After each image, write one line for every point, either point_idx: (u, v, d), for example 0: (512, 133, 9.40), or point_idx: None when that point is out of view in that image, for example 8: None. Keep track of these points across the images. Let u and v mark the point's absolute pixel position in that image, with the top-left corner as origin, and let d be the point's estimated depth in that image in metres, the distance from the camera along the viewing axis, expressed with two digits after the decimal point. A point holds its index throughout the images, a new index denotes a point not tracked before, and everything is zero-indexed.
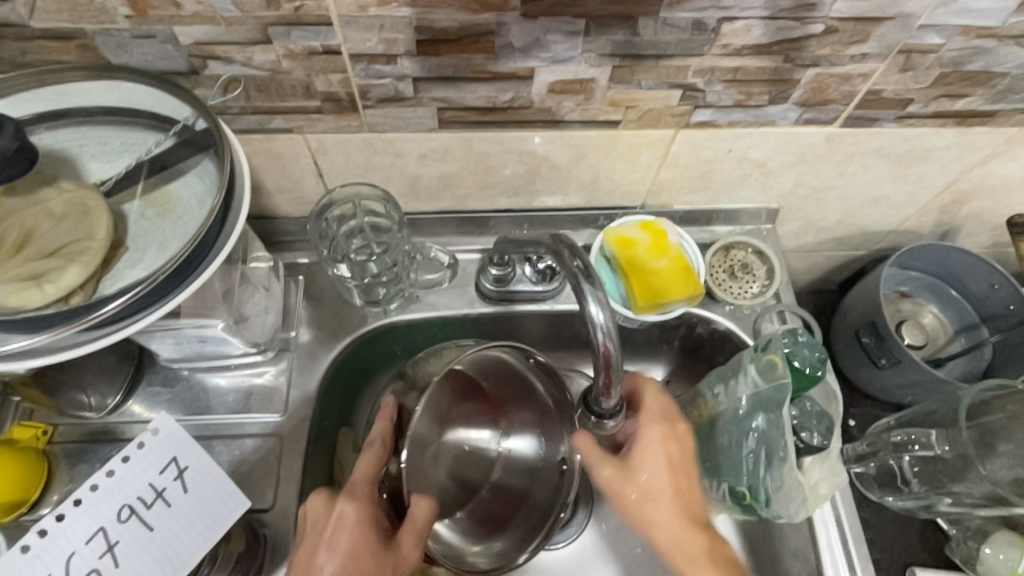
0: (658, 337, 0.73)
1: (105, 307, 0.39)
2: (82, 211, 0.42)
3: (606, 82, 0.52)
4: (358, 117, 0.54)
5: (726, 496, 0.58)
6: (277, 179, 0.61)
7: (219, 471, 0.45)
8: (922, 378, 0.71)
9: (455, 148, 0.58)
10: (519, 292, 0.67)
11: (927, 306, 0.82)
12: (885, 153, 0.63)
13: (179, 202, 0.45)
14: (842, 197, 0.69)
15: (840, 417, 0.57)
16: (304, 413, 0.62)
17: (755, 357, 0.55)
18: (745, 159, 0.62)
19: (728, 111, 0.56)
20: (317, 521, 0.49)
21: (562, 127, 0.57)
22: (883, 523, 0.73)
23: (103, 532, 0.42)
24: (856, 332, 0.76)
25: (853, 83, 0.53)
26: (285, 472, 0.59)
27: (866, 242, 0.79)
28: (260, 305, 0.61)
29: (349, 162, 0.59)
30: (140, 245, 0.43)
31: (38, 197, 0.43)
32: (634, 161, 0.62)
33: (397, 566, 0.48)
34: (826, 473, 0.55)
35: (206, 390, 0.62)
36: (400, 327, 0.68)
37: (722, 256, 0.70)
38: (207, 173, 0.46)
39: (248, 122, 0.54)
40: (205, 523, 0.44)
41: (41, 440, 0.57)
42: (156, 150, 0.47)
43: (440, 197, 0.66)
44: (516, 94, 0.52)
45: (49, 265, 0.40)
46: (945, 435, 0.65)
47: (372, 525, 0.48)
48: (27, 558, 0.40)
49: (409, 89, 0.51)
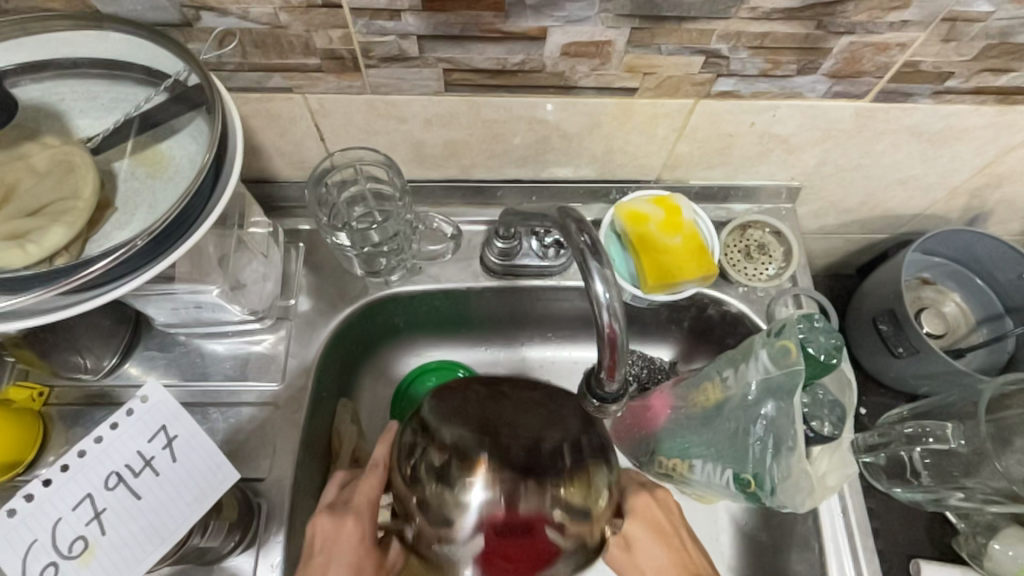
0: (667, 317, 0.70)
1: (90, 268, 0.37)
2: (67, 168, 0.40)
3: (624, 45, 0.48)
4: (360, 77, 0.51)
5: (729, 483, 0.56)
6: (277, 142, 0.59)
7: (210, 441, 0.44)
8: (939, 369, 0.68)
9: (461, 114, 0.56)
10: (525, 267, 0.65)
11: (950, 294, 0.79)
12: (917, 132, 0.59)
13: (170, 162, 0.43)
14: (868, 177, 0.66)
15: (854, 407, 0.55)
16: (302, 383, 0.61)
17: (768, 343, 0.53)
18: (767, 133, 0.59)
19: (753, 81, 0.52)
20: (325, 545, 0.48)
21: (576, 94, 0.54)
22: (890, 514, 0.72)
23: (90, 499, 0.40)
24: (874, 319, 0.73)
25: (890, 54, 0.50)
26: (280, 442, 0.58)
27: (889, 225, 0.76)
28: (258, 272, 0.60)
29: (350, 125, 0.57)
30: (129, 206, 0.41)
31: (22, 152, 0.41)
32: (651, 132, 0.59)
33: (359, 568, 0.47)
34: (836, 464, 0.53)
35: (203, 356, 0.61)
36: (402, 299, 0.67)
37: (738, 235, 0.67)
38: (199, 132, 0.44)
39: (245, 79, 0.51)
40: (194, 492, 0.43)
41: (36, 402, 0.57)
42: (147, 105, 0.45)
43: (445, 165, 0.63)
44: (527, 56, 0.49)
45: (32, 224, 0.38)
46: (962, 429, 0.63)
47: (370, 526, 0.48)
48: (14, 522, 0.38)
49: (414, 48, 0.48)
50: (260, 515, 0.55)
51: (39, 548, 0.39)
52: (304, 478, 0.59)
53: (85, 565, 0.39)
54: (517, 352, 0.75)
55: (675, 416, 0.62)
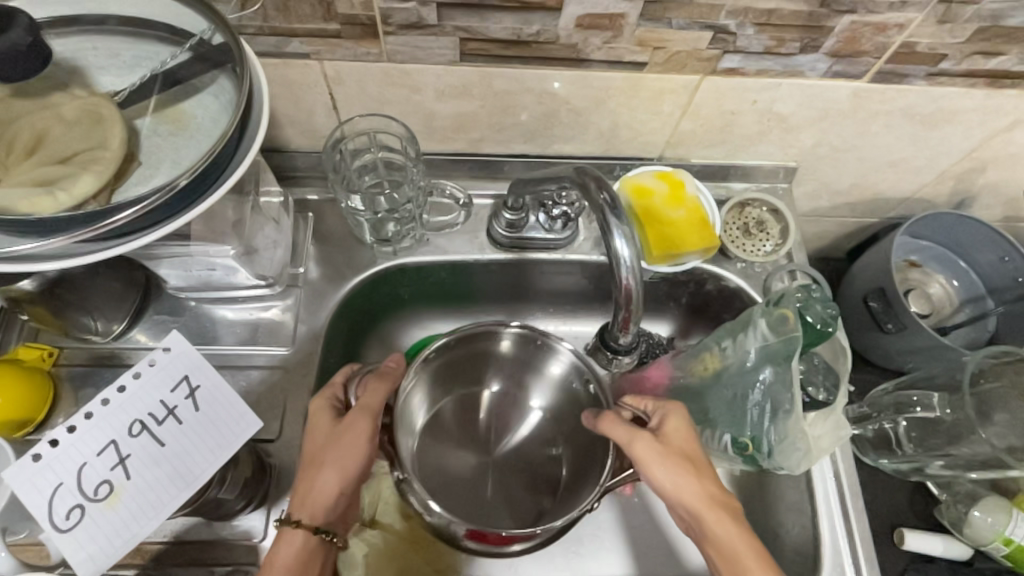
0: (666, 292, 0.72)
1: (117, 216, 0.38)
2: (95, 119, 0.41)
3: (637, 18, 0.50)
4: (378, 44, 0.52)
5: (728, 447, 0.58)
6: (290, 110, 0.60)
7: (232, 392, 0.44)
8: (926, 343, 0.71)
9: (474, 84, 0.57)
10: (532, 240, 0.66)
11: (935, 276, 0.82)
12: (910, 114, 0.62)
13: (192, 120, 0.44)
14: (861, 159, 0.69)
15: (848, 373, 0.56)
16: (311, 348, 0.62)
17: (766, 312, 0.56)
18: (768, 112, 0.61)
19: (758, 59, 0.55)
20: (329, 431, 0.51)
21: (587, 67, 0.55)
22: (876, 485, 0.74)
23: (114, 445, 0.41)
24: (864, 297, 0.75)
25: (888, 34, 0.52)
26: (290, 405, 0.59)
27: (880, 209, 0.79)
28: (270, 238, 0.61)
29: (364, 93, 0.58)
30: (152, 160, 0.42)
31: (50, 100, 0.41)
32: (657, 108, 0.60)
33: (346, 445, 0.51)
34: (830, 427, 0.54)
35: (213, 321, 0.62)
36: (409, 270, 0.68)
37: (736, 213, 0.69)
38: (223, 91, 0.44)
39: (264, 44, 0.52)
40: (217, 440, 0.43)
41: (46, 362, 0.57)
42: (171, 63, 0.45)
43: (455, 138, 0.65)
44: (542, 27, 0.51)
45: (60, 171, 0.38)
46: (948, 398, 0.65)
47: (368, 414, 0.52)
48: (40, 466, 0.39)
49: (433, 16, 0.49)
50: (271, 474, 0.56)
51: (65, 491, 0.40)
52: None
53: (111, 508, 0.40)
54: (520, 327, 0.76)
55: (675, 386, 0.64)
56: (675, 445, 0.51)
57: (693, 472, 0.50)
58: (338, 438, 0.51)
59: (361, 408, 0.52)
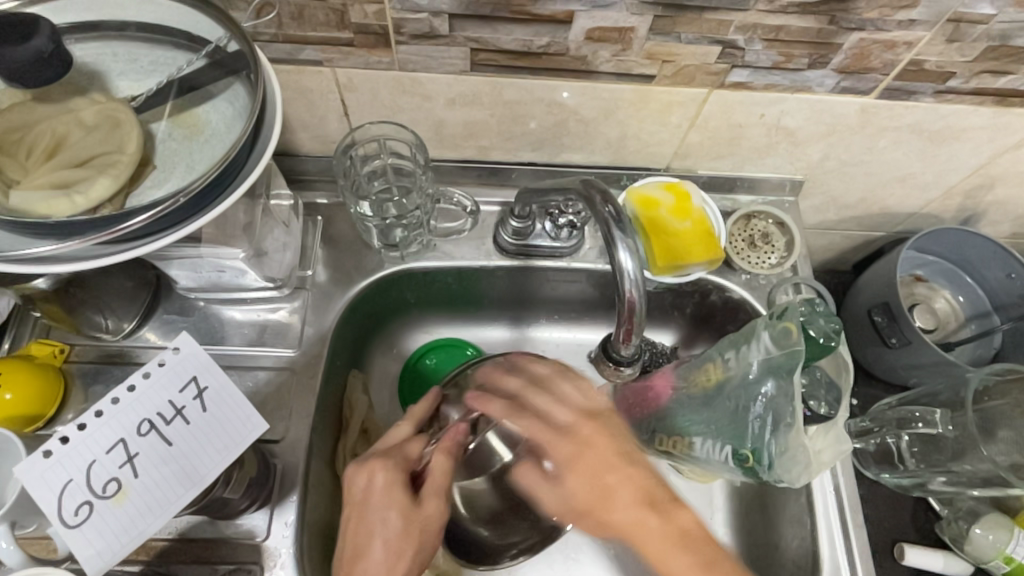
0: (670, 302, 0.73)
1: (132, 219, 0.38)
2: (113, 124, 0.42)
3: (646, 32, 0.51)
4: (390, 53, 0.53)
5: (728, 459, 0.58)
6: (302, 116, 0.61)
7: (239, 393, 0.45)
8: (930, 359, 0.71)
9: (484, 93, 0.58)
10: (538, 248, 0.67)
11: (941, 291, 0.82)
12: (918, 130, 0.62)
13: (206, 125, 0.44)
14: (868, 173, 0.69)
15: (850, 388, 0.57)
16: (317, 350, 0.62)
17: (770, 324, 0.56)
18: (776, 125, 0.61)
19: (766, 73, 0.55)
20: (384, 496, 0.49)
21: (596, 79, 0.56)
22: (877, 500, 0.74)
23: (123, 444, 0.42)
24: (869, 311, 0.75)
25: (896, 52, 0.52)
26: (296, 406, 0.60)
27: (886, 223, 0.79)
28: (280, 241, 0.61)
29: (375, 101, 0.58)
30: (167, 165, 0.42)
31: (70, 105, 0.42)
32: (665, 120, 0.61)
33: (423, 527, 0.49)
34: (831, 442, 0.55)
35: (221, 322, 0.63)
36: (416, 275, 0.68)
37: (742, 225, 0.69)
38: (237, 97, 0.45)
39: (278, 51, 0.53)
40: (224, 442, 0.44)
41: (57, 358, 0.58)
42: (187, 70, 0.46)
43: (464, 145, 0.65)
44: (552, 39, 0.51)
45: (78, 174, 0.39)
46: (950, 415, 0.65)
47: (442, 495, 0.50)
48: (51, 463, 0.40)
49: (445, 27, 0.50)
50: (275, 475, 0.56)
51: (74, 488, 0.40)
52: (317, 442, 0.61)
53: (119, 505, 0.41)
54: (525, 333, 0.77)
55: (677, 395, 0.64)
56: (569, 475, 0.48)
57: (575, 482, 0.47)
58: (405, 521, 0.49)
59: (434, 489, 0.50)
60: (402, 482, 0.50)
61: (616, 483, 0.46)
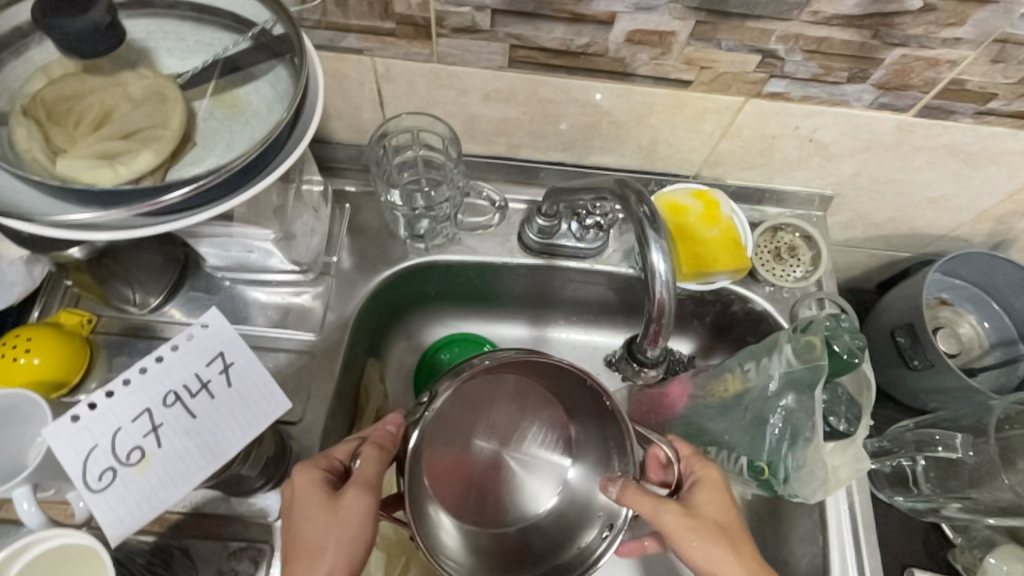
0: (691, 311, 0.72)
1: (170, 193, 0.39)
2: (159, 99, 0.42)
3: (687, 37, 0.51)
4: (430, 45, 0.53)
5: (743, 470, 0.59)
6: (338, 104, 0.62)
7: (264, 371, 0.45)
8: (953, 384, 0.70)
9: (520, 90, 0.58)
10: (562, 247, 0.67)
11: (966, 316, 0.80)
12: (954, 151, 0.61)
13: (247, 107, 0.45)
14: (900, 193, 0.68)
15: (871, 405, 0.55)
16: (339, 336, 0.63)
17: (793, 337, 0.55)
18: (809, 138, 0.61)
19: (804, 85, 0.55)
20: (303, 498, 0.46)
21: (632, 81, 0.56)
22: (890, 523, 0.73)
23: (148, 413, 0.42)
24: (892, 331, 0.75)
25: (938, 70, 0.52)
26: (315, 390, 0.60)
27: (914, 244, 0.78)
28: (308, 226, 0.62)
29: (411, 92, 0.59)
30: (207, 143, 0.43)
31: (119, 78, 0.42)
32: (698, 127, 0.61)
33: (348, 524, 0.45)
34: (849, 459, 0.53)
35: (246, 302, 0.64)
36: (439, 268, 0.69)
37: (768, 237, 0.69)
38: (280, 81, 0.46)
39: (320, 37, 0.53)
40: (247, 418, 0.44)
41: (85, 328, 0.59)
42: (232, 50, 0.46)
43: (495, 142, 0.66)
44: (592, 39, 0.51)
45: (122, 146, 0.40)
46: (972, 441, 0.64)
47: (369, 489, 0.46)
48: (78, 427, 0.41)
49: (487, 22, 0.50)
50: (291, 456, 0.57)
51: (99, 453, 0.41)
52: (333, 428, 0.61)
53: (141, 473, 0.42)
54: (543, 333, 0.77)
55: (694, 405, 0.64)
56: (693, 539, 0.47)
57: (709, 538, 0.47)
58: (331, 519, 0.45)
59: (356, 483, 0.46)
60: (321, 480, 0.47)
61: (735, 530, 0.48)
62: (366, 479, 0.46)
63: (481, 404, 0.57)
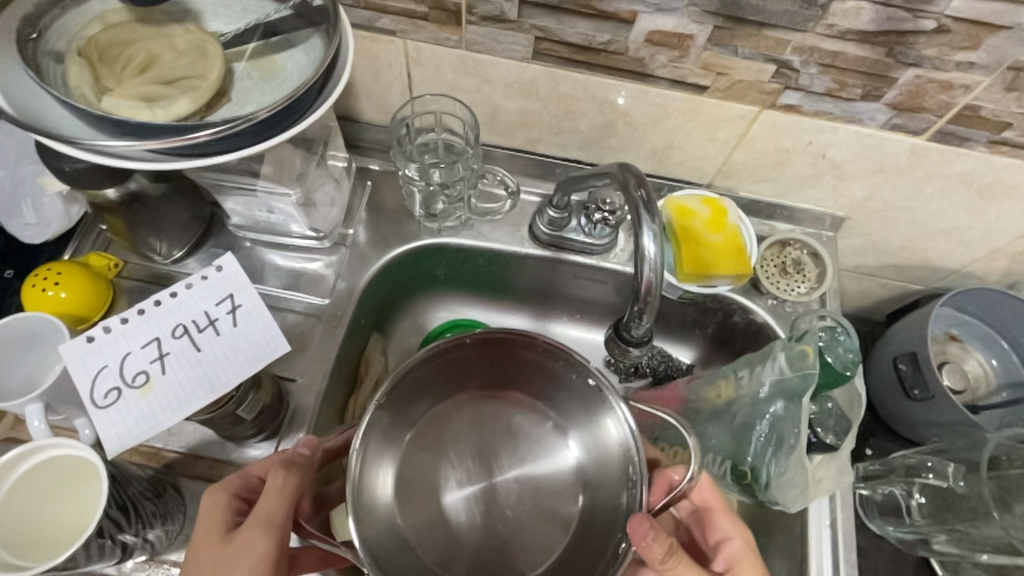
0: (693, 319, 0.73)
1: (196, 134, 0.42)
2: (201, 53, 0.46)
3: (705, 42, 0.53)
4: (459, 31, 0.56)
5: (726, 473, 0.60)
6: (369, 83, 0.65)
7: (268, 316, 0.48)
8: (952, 417, 0.69)
9: (541, 83, 0.60)
10: (570, 240, 0.68)
11: (974, 353, 0.79)
12: (968, 181, 0.62)
13: (282, 70, 0.48)
14: (911, 220, 0.68)
15: (859, 421, 0.56)
16: (346, 303, 0.65)
17: (787, 346, 0.55)
18: (822, 155, 0.62)
19: (818, 99, 0.56)
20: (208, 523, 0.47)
21: (650, 83, 0.58)
22: (878, 555, 0.72)
23: (157, 342, 0.45)
24: (894, 359, 0.74)
25: (952, 94, 0.53)
26: (317, 352, 0.63)
27: (926, 276, 0.78)
28: (329, 196, 0.65)
29: (438, 77, 0.62)
30: (240, 99, 0.46)
31: (167, 31, 0.46)
32: (712, 135, 0.62)
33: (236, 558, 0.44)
34: (833, 472, 0.53)
35: (262, 263, 0.66)
36: (450, 250, 0.71)
37: (775, 251, 0.70)
38: (314, 49, 0.49)
39: (358, 16, 0.57)
40: (246, 356, 0.46)
41: (111, 271, 0.63)
42: (273, 16, 0.49)
43: (515, 134, 0.68)
44: (613, 37, 0.54)
45: (162, 90, 0.43)
46: (963, 472, 0.63)
47: (263, 526, 0.45)
48: (92, 347, 0.44)
49: (514, 12, 0.53)
50: (288, 411, 0.59)
51: (108, 372, 0.44)
52: (330, 391, 0.63)
53: (143, 397, 0.44)
54: (545, 327, 0.79)
55: (686, 409, 0.65)
56: None
57: None
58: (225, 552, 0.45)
59: (252, 520, 0.45)
60: (226, 510, 0.48)
61: None
62: (260, 514, 0.45)
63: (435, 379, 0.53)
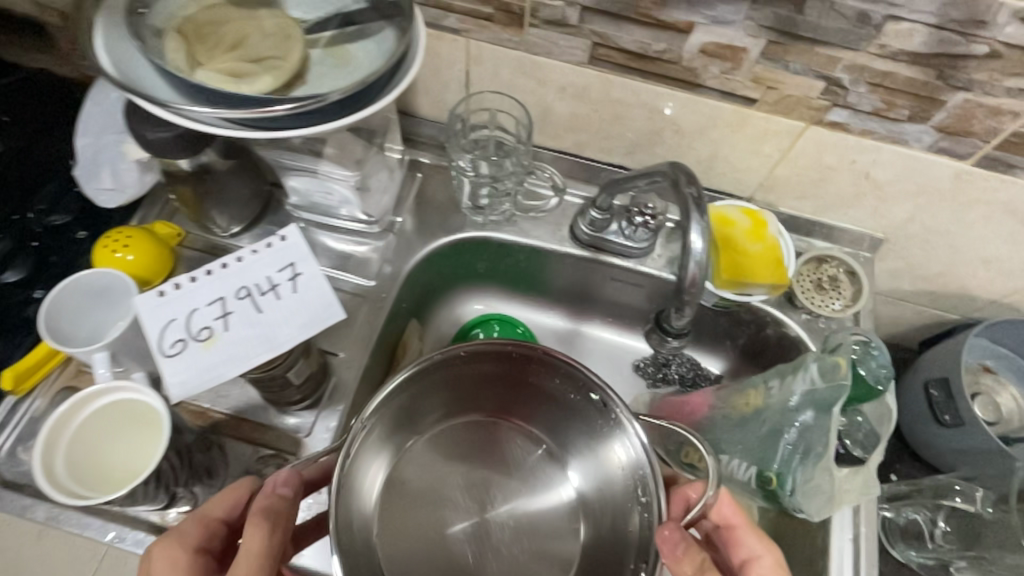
0: (725, 329, 0.74)
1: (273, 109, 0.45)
2: (286, 36, 0.49)
3: (758, 55, 0.54)
4: (521, 33, 0.59)
5: (750, 478, 0.60)
6: (428, 79, 0.68)
7: (325, 285, 0.50)
8: (982, 447, 0.68)
9: (594, 87, 0.63)
10: (609, 242, 0.70)
11: (1008, 386, 0.78)
12: (1011, 209, 0.62)
13: (354, 59, 0.51)
14: (951, 246, 0.69)
15: (889, 435, 0.56)
16: (390, 287, 0.68)
17: (820, 357, 0.56)
18: (865, 174, 0.63)
19: (865, 118, 0.57)
20: None
21: (700, 93, 0.60)
22: None
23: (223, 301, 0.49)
24: (926, 384, 0.74)
25: (1000, 119, 0.54)
26: (359, 331, 0.65)
27: (962, 305, 0.77)
28: (382, 183, 0.68)
29: (495, 76, 0.65)
30: (315, 82, 0.49)
31: (257, 15, 0.50)
32: (757, 148, 0.64)
33: None
34: (858, 485, 0.54)
35: (314, 243, 0.70)
36: (492, 244, 0.73)
37: (812, 267, 0.70)
38: (386, 41, 0.51)
39: (426, 14, 0.60)
40: (302, 321, 0.49)
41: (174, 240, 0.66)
42: (351, 7, 0.52)
43: (563, 136, 0.70)
44: (669, 46, 0.56)
45: (247, 67, 0.47)
46: (993, 499, 0.66)
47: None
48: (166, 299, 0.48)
49: (576, 17, 0.56)
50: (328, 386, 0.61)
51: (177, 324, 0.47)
52: (369, 369, 0.66)
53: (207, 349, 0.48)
54: (577, 327, 0.80)
55: (711, 415, 0.65)
56: None
57: None
58: None
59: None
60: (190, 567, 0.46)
61: None
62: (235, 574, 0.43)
63: (441, 398, 0.55)
